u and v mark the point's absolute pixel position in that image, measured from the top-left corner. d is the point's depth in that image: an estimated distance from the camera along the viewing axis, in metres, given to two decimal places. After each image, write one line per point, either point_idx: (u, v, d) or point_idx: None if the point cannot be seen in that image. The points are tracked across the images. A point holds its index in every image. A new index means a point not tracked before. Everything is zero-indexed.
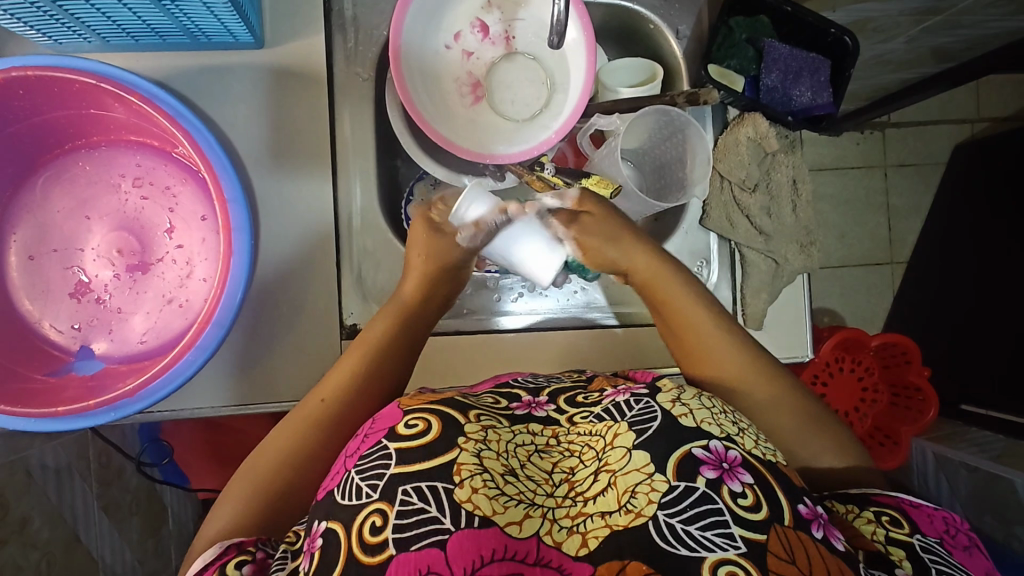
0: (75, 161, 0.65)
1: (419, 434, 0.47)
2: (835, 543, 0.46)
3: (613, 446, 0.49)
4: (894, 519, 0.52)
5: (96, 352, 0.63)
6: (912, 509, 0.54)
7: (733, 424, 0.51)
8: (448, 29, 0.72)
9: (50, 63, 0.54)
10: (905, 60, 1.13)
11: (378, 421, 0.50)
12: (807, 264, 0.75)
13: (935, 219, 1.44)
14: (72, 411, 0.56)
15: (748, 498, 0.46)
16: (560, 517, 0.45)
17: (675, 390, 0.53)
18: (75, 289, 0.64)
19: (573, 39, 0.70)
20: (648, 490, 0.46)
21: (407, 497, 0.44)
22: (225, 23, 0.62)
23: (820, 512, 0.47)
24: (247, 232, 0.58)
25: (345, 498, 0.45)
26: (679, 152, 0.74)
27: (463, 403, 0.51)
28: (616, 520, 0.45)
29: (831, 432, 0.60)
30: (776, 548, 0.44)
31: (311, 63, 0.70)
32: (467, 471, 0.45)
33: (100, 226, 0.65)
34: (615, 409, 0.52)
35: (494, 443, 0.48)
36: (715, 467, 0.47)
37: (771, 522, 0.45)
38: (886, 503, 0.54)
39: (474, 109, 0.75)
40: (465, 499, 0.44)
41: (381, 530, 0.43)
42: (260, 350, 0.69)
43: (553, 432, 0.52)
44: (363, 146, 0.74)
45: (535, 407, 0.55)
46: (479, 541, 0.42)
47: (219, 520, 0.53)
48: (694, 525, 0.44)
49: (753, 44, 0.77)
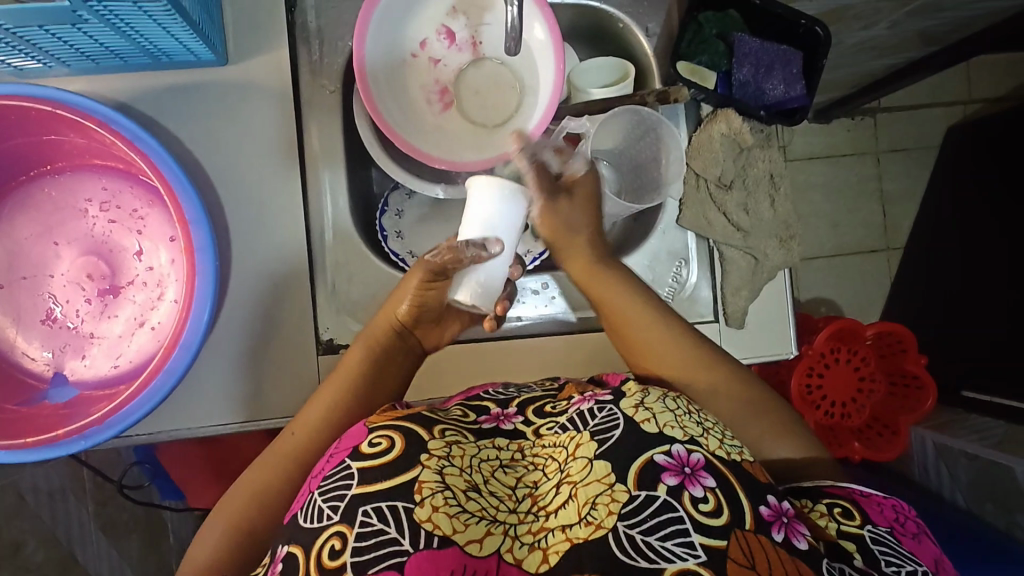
0: (42, 187, 0.65)
1: (382, 452, 0.46)
2: (799, 543, 0.45)
3: (575, 457, 0.48)
4: (846, 511, 0.51)
5: (69, 379, 0.63)
6: (862, 499, 0.53)
7: (697, 425, 0.50)
8: (414, 37, 0.72)
9: (6, 91, 0.54)
10: (892, 45, 1.09)
11: (343, 440, 0.50)
12: (787, 258, 0.75)
13: (928, 203, 1.43)
14: (42, 441, 0.55)
15: (709, 503, 0.45)
16: (522, 534, 0.45)
17: (639, 393, 0.52)
18: (46, 315, 0.64)
19: (540, 40, 0.69)
20: (608, 500, 0.45)
21: (367, 518, 0.44)
22: (183, 41, 0.62)
23: (784, 511, 0.46)
24: (210, 252, 0.58)
25: (306, 521, 0.45)
26: (654, 152, 0.74)
27: (427, 417, 0.51)
28: (576, 532, 0.44)
29: (775, 414, 0.60)
30: (736, 555, 0.43)
31: (275, 77, 0.69)
32: (429, 489, 0.45)
33: (68, 251, 0.65)
34: (578, 418, 0.51)
35: (458, 459, 0.48)
36: (677, 473, 0.46)
37: (732, 527, 0.44)
38: (838, 494, 0.53)
39: (443, 116, 0.74)
40: (426, 519, 0.43)
41: (340, 554, 0.43)
42: (234, 370, 0.68)
43: (519, 446, 0.52)
44: (332, 154, 0.73)
45: (503, 419, 0.54)
46: (439, 562, 0.42)
47: (205, 545, 0.56)
48: (654, 535, 0.43)
49: (723, 39, 0.76)
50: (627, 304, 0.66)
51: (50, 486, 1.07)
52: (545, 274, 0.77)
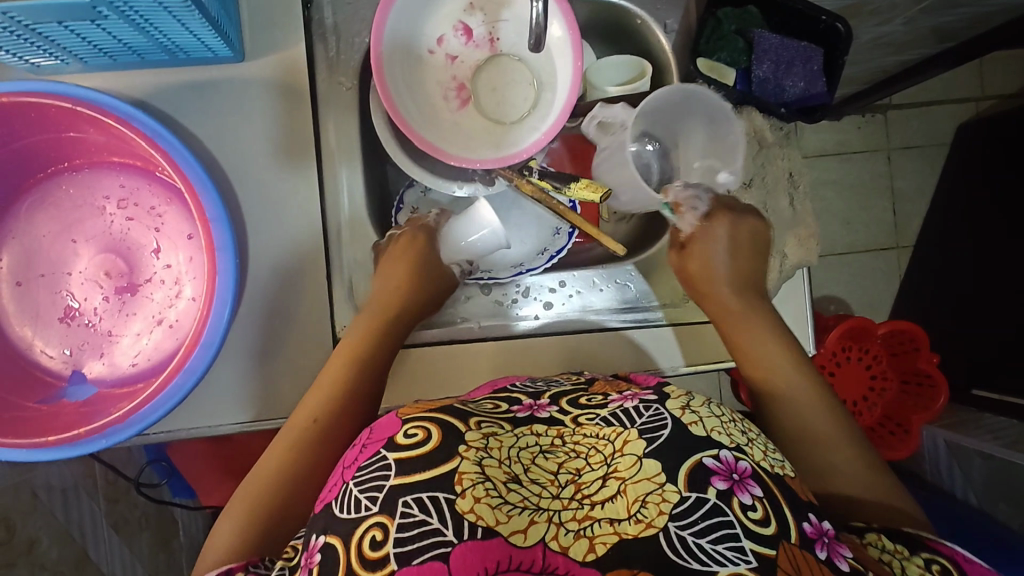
0: (58, 184, 0.64)
1: (418, 443, 0.47)
2: (840, 563, 0.45)
3: (623, 453, 0.49)
4: (945, 569, 0.50)
5: (87, 377, 0.63)
6: (967, 562, 0.51)
7: (742, 435, 0.51)
8: (431, 34, 0.71)
9: (24, 88, 0.54)
10: (904, 42, 1.08)
11: (376, 430, 0.50)
12: (806, 257, 0.74)
13: (940, 200, 1.42)
14: (62, 441, 0.55)
15: (758, 511, 0.45)
16: (566, 520, 0.45)
17: (684, 397, 0.53)
18: (64, 313, 0.64)
19: (558, 37, 0.69)
20: (659, 500, 0.46)
21: (408, 508, 0.44)
22: (200, 38, 0.61)
23: (825, 531, 0.47)
24: (231, 251, 0.57)
25: (344, 512, 0.45)
26: (702, 133, 0.73)
27: (462, 410, 0.51)
28: (625, 528, 0.44)
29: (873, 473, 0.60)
30: (785, 565, 0.43)
31: (293, 72, 0.68)
32: (469, 480, 0.45)
33: (86, 248, 0.64)
34: (623, 415, 0.51)
35: (496, 450, 0.48)
36: (726, 478, 0.47)
37: (779, 538, 0.45)
38: (941, 551, 0.52)
39: (460, 113, 0.73)
40: (468, 509, 0.44)
41: (381, 545, 0.43)
42: (252, 367, 0.68)
43: (558, 432, 0.51)
44: (348, 150, 0.72)
45: (537, 409, 0.54)
46: (484, 553, 0.42)
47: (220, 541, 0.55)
48: (705, 538, 0.44)
49: (742, 36, 0.75)
50: (778, 363, 0.67)
51: (63, 484, 1.03)
52: (562, 272, 0.77)
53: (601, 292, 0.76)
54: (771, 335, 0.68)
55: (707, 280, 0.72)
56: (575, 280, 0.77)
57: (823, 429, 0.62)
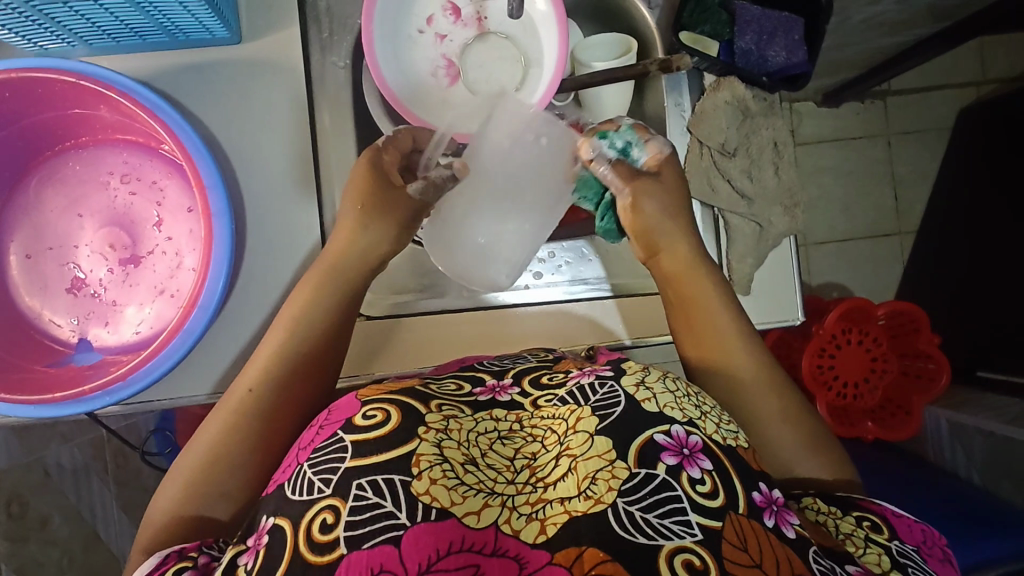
0: (66, 161, 0.68)
1: (375, 425, 0.48)
2: (786, 531, 0.47)
3: (575, 431, 0.49)
4: (875, 525, 0.54)
5: (94, 345, 0.66)
6: (894, 517, 0.55)
7: (695, 408, 0.52)
8: (421, 14, 0.74)
9: (31, 64, 0.57)
10: (899, 21, 1.08)
11: (334, 411, 0.51)
12: (791, 225, 0.75)
13: (943, 184, 1.42)
14: (68, 396, 0.58)
15: (706, 485, 0.46)
16: (520, 504, 0.46)
17: (640, 373, 0.54)
18: (71, 284, 0.67)
19: (544, 10, 0.72)
20: (609, 476, 0.46)
21: (361, 492, 0.45)
22: (199, 19, 0.64)
23: (775, 499, 0.48)
24: (227, 216, 0.60)
25: (295, 493, 0.46)
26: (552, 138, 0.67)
27: (423, 393, 0.52)
28: (575, 506, 0.45)
29: (824, 449, 0.60)
30: (729, 537, 0.44)
31: (285, 54, 0.71)
32: (427, 462, 0.46)
33: (91, 222, 0.67)
34: (579, 393, 0.52)
35: (455, 433, 0.49)
36: (676, 453, 0.47)
37: (726, 510, 0.46)
38: (870, 509, 0.55)
39: (450, 90, 0.75)
40: (423, 492, 0.45)
41: (331, 528, 0.44)
42: (237, 346, 0.70)
43: (517, 417, 0.52)
44: (341, 129, 0.75)
45: (499, 391, 0.54)
46: (437, 534, 0.43)
47: (163, 502, 0.54)
48: (653, 513, 0.45)
49: (725, 8, 0.76)
50: (742, 355, 0.62)
51: (74, 464, 1.09)
52: (552, 244, 0.80)
53: (589, 263, 0.79)
54: (734, 319, 0.63)
55: (669, 231, 0.65)
56: (565, 252, 0.79)
57: (780, 408, 0.60)
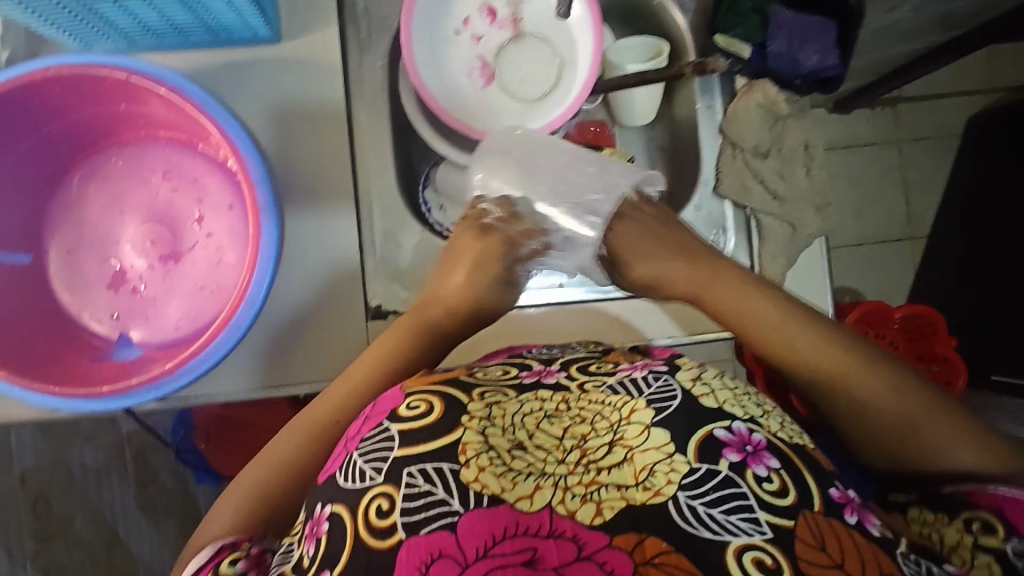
0: (109, 157, 0.68)
1: (420, 415, 0.49)
2: (871, 528, 0.46)
3: (628, 421, 0.49)
4: (987, 525, 0.53)
5: (133, 341, 0.66)
6: (1010, 505, 0.53)
7: (757, 406, 0.52)
8: (457, 15, 0.74)
9: (80, 61, 0.57)
10: (913, 30, 1.09)
11: (378, 404, 0.52)
12: (823, 226, 0.76)
13: (954, 190, 1.43)
14: (115, 391, 0.58)
15: (774, 483, 0.46)
16: (572, 485, 0.45)
17: (696, 369, 0.54)
18: (111, 280, 0.67)
19: (579, 16, 0.74)
20: (667, 469, 0.46)
21: (413, 479, 0.45)
22: (242, 17, 0.64)
23: (854, 497, 0.48)
24: (273, 212, 0.60)
25: (349, 482, 0.46)
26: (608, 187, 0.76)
27: (465, 382, 0.52)
28: (633, 494, 0.45)
29: (950, 426, 0.58)
30: (804, 535, 0.44)
31: (321, 53, 0.71)
32: (472, 450, 0.46)
33: (133, 218, 0.68)
34: (631, 385, 0.52)
35: (499, 419, 0.49)
36: (738, 451, 0.47)
37: (799, 507, 0.45)
38: (980, 505, 0.54)
39: (485, 91, 0.76)
40: (473, 479, 0.45)
41: (388, 514, 0.44)
42: (274, 341, 0.70)
43: (563, 397, 0.51)
44: (378, 129, 0.76)
45: (546, 374, 0.54)
46: (492, 520, 0.43)
47: (226, 512, 0.56)
48: (718, 508, 0.45)
49: (758, 12, 0.76)
50: (813, 349, 0.63)
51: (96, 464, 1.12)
52: None
53: None
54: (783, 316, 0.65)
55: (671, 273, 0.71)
56: None
57: (877, 393, 0.60)
